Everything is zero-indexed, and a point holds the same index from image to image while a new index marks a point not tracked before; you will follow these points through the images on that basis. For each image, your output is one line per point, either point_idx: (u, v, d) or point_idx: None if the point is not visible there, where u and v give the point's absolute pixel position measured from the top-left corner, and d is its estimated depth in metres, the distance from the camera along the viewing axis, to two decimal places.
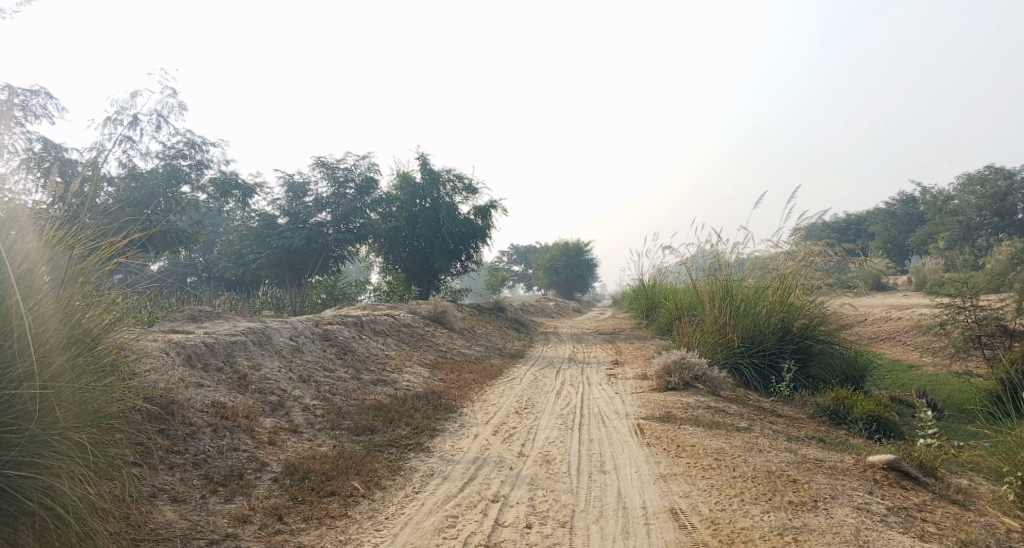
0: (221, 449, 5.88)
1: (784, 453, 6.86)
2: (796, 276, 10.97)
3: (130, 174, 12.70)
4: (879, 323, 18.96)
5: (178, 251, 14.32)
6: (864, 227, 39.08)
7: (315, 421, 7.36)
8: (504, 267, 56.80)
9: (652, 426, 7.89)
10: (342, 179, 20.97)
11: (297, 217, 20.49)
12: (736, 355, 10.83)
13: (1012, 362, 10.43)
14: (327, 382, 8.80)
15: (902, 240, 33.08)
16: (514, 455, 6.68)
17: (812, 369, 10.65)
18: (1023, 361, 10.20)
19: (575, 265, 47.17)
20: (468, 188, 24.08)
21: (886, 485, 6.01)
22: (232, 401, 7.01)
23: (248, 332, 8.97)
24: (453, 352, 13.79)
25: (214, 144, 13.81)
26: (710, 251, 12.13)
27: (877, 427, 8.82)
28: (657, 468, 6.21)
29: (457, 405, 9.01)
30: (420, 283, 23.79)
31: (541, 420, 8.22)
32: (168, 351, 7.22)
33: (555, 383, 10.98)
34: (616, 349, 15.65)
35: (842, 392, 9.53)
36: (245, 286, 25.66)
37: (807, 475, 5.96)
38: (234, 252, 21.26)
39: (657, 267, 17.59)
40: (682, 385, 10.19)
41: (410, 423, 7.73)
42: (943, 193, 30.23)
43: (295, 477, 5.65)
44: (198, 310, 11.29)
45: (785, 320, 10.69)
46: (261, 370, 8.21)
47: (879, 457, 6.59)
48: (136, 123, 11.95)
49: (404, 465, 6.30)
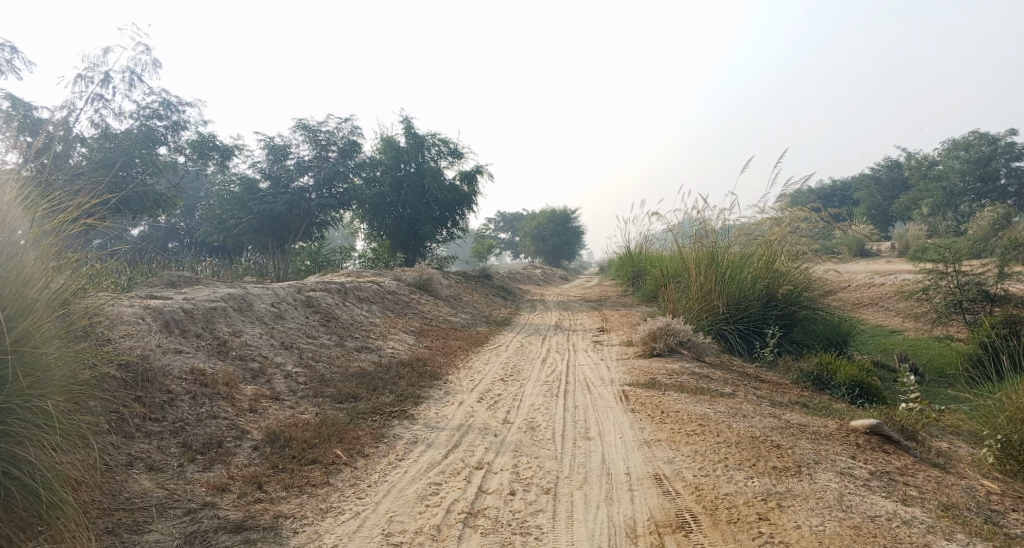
0: (200, 417, 5.78)
1: (768, 418, 6.88)
2: (782, 241, 10.94)
3: (103, 134, 12.33)
4: (863, 289, 19.06)
5: (156, 215, 14.00)
6: (849, 193, 39.13)
7: (297, 388, 7.27)
8: (490, 234, 56.61)
9: (637, 392, 7.88)
10: (325, 143, 20.56)
11: (278, 182, 20.14)
12: (721, 322, 10.77)
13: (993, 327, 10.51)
14: (310, 349, 8.69)
15: (886, 206, 33.21)
16: (498, 422, 6.64)
17: (796, 334, 10.74)
18: (1003, 326, 10.29)
19: (561, 232, 47.05)
20: (454, 152, 23.67)
21: (869, 449, 6.04)
22: (211, 368, 6.89)
23: (228, 298, 8.80)
24: (438, 319, 13.71)
25: (191, 104, 13.38)
26: (696, 217, 12.03)
27: (860, 392, 8.88)
28: (642, 434, 6.19)
29: (442, 372, 8.95)
30: (406, 250, 23.57)
31: (526, 387, 8.19)
32: (145, 317, 7.05)
33: (540, 350, 10.95)
34: (602, 316, 15.65)
35: (826, 357, 9.57)
36: (228, 253, 25.38)
37: (791, 440, 5.97)
38: (216, 217, 20.91)
39: (643, 235, 17.53)
40: (668, 351, 10.20)
41: (395, 391, 7.66)
42: (928, 159, 30.23)
43: (275, 444, 5.57)
44: (177, 276, 11.07)
45: (770, 286, 10.70)
46: (241, 336, 8.07)
47: (862, 421, 6.62)
48: (107, 80, 11.55)
49: (387, 432, 6.23)
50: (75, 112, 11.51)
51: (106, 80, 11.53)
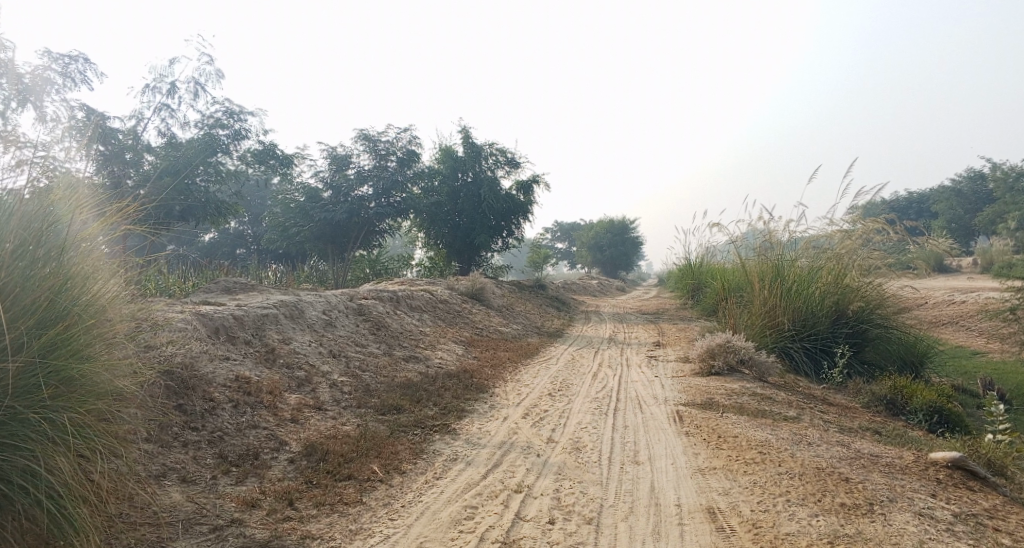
0: (240, 426, 5.72)
1: (836, 447, 6.34)
2: (852, 255, 10.27)
3: (170, 143, 12.67)
4: (941, 307, 17.85)
5: (219, 223, 14.26)
6: (927, 205, 37.09)
7: (342, 398, 7.16)
8: (548, 245, 56.34)
9: (692, 413, 7.46)
10: (384, 152, 20.71)
11: (339, 190, 20.42)
12: (786, 339, 10.22)
13: None
14: (357, 358, 8.61)
15: (968, 220, 31.32)
16: (543, 441, 6.35)
17: (867, 354, 10.03)
18: None
19: (620, 242, 46.32)
20: (511, 162, 23.53)
21: (952, 487, 5.45)
22: (257, 376, 6.87)
23: (280, 305, 8.83)
24: (490, 329, 13.53)
25: (253, 113, 13.56)
26: (762, 229, 11.48)
27: (940, 420, 8.20)
28: (696, 461, 5.79)
29: (489, 385, 8.71)
30: (461, 260, 23.53)
31: (575, 403, 7.87)
32: (195, 322, 7.08)
33: (592, 364, 10.60)
34: (659, 330, 15.13)
35: (900, 380, 8.89)
36: (291, 259, 26.04)
37: (861, 474, 5.45)
38: (278, 225, 21.43)
39: (704, 247, 16.94)
40: (727, 369, 9.67)
41: (439, 403, 7.46)
42: (1016, 170, 28.31)
43: (311, 458, 5.44)
44: (234, 282, 11.21)
45: (839, 303, 10.03)
46: (291, 343, 8.06)
47: (943, 454, 6.02)
48: (173, 90, 11.83)
49: (428, 448, 6.03)
50: (143, 122, 11.86)
51: (173, 90, 11.82)
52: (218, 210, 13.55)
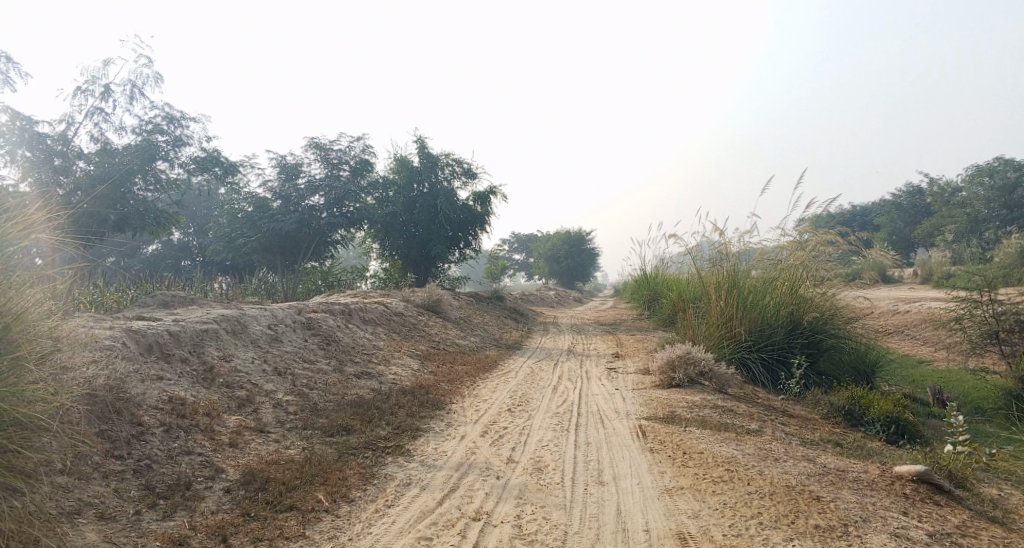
0: (171, 453, 5.23)
1: (803, 462, 6.20)
2: (806, 267, 10.25)
3: (104, 149, 11.87)
4: (888, 317, 18.20)
5: (158, 234, 13.49)
6: (870, 218, 38.19)
7: (286, 419, 6.69)
8: (505, 256, 56.16)
9: (655, 428, 7.23)
10: (336, 161, 20.15)
11: (288, 199, 19.81)
12: (744, 350, 10.12)
13: None
14: (305, 375, 8.12)
15: (908, 233, 32.29)
16: (502, 461, 6.01)
17: (822, 365, 10.01)
18: None
19: (576, 253, 46.50)
20: (467, 172, 23.19)
21: (920, 502, 5.34)
22: (193, 396, 6.36)
23: (221, 320, 8.28)
24: (446, 342, 13.11)
25: (195, 119, 12.84)
26: (716, 240, 11.40)
27: (897, 430, 8.16)
28: (662, 480, 5.55)
29: (445, 401, 8.34)
30: (417, 271, 23.05)
31: (535, 420, 7.55)
32: (125, 339, 6.54)
33: (552, 378, 10.30)
34: (618, 341, 14.94)
35: (857, 390, 8.85)
36: (239, 272, 25.13)
37: (832, 491, 5.30)
38: (224, 236, 20.64)
39: (660, 257, 16.89)
40: (688, 382, 9.51)
41: (392, 422, 7.06)
42: (951, 184, 29.35)
43: (250, 487, 4.99)
44: (171, 295, 10.53)
45: (794, 313, 10.01)
46: (232, 361, 7.54)
47: (908, 467, 5.91)
48: (107, 93, 11.12)
49: (379, 472, 5.64)
50: (74, 126, 11.11)
51: (107, 93, 11.09)
52: (157, 220, 12.76)
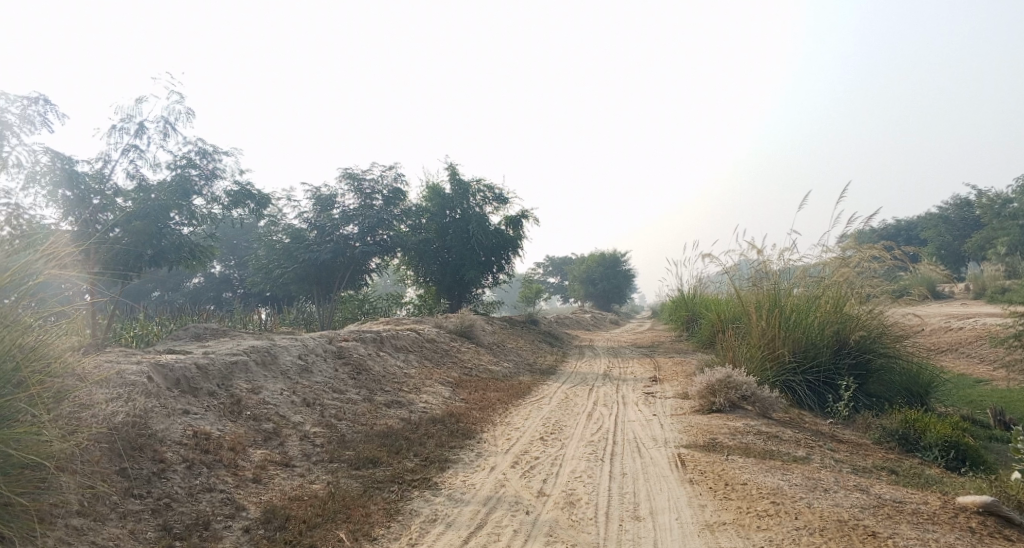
0: (192, 490, 5.15)
1: (855, 493, 5.78)
2: (850, 283, 9.79)
3: (140, 186, 12.08)
4: (940, 334, 17.37)
5: (194, 266, 13.65)
6: (916, 232, 36.91)
7: (312, 452, 6.54)
8: (541, 280, 55.89)
9: (695, 457, 6.88)
10: (369, 191, 20.26)
11: (323, 230, 19.95)
12: (788, 372, 9.65)
13: None
14: (334, 406, 7.99)
15: (958, 247, 31.05)
16: (533, 495, 5.75)
17: (872, 386, 9.50)
18: None
19: (613, 276, 45.94)
20: (499, 198, 23.12)
21: (988, 538, 4.92)
22: (219, 430, 6.27)
23: (251, 351, 8.22)
24: (479, 368, 12.89)
25: (227, 152, 13.01)
26: (755, 258, 10.99)
27: (957, 455, 7.64)
28: (702, 514, 5.24)
29: (476, 430, 8.11)
30: (451, 297, 22.96)
31: (568, 449, 7.26)
32: (152, 373, 6.49)
33: (587, 404, 9.97)
34: (655, 364, 14.53)
35: (911, 413, 8.34)
36: (277, 302, 25.40)
37: (888, 526, 4.91)
38: (262, 267, 20.92)
39: (697, 278, 16.46)
40: (729, 407, 9.08)
41: (420, 454, 6.85)
42: (1001, 196, 28.16)
43: (270, 526, 4.91)
44: (203, 327, 10.53)
45: (840, 332, 9.57)
46: (260, 393, 7.44)
47: (972, 498, 5.50)
48: (142, 131, 11.33)
49: (405, 508, 5.43)
50: (110, 164, 11.34)
51: (141, 130, 11.30)
52: (192, 253, 12.90)
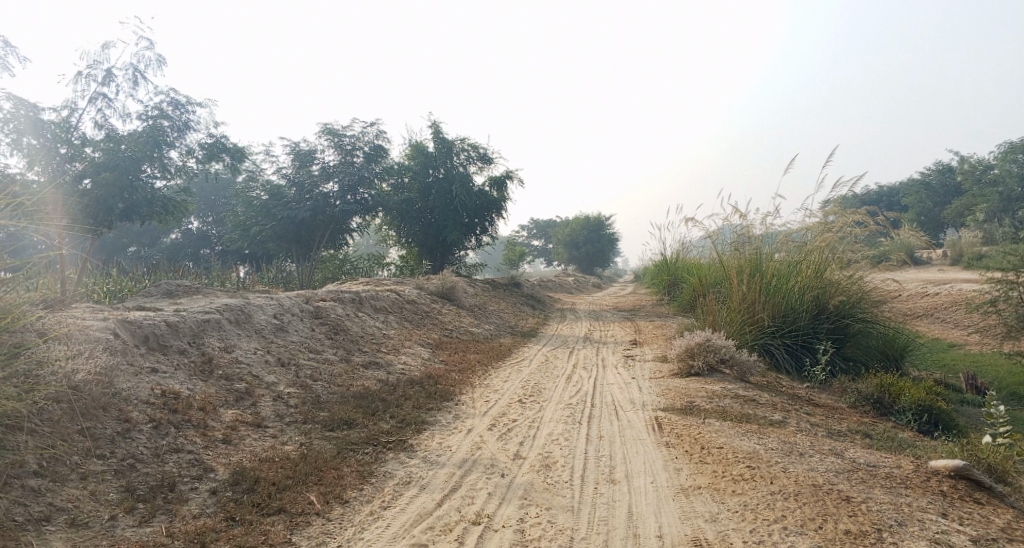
0: (158, 451, 5.03)
1: (830, 457, 5.79)
2: (832, 249, 9.73)
3: (109, 136, 11.64)
4: (916, 299, 17.54)
5: (167, 222, 13.29)
6: (897, 199, 37.09)
7: (286, 413, 6.41)
8: (524, 243, 55.73)
9: (672, 420, 6.86)
10: (349, 147, 19.82)
11: (302, 186, 19.58)
12: (767, 335, 9.65)
13: None
14: (309, 366, 7.85)
15: (937, 213, 31.26)
16: (509, 458, 5.69)
17: (848, 350, 9.55)
18: None
19: (597, 239, 45.87)
20: (483, 157, 22.75)
21: (960, 501, 4.96)
22: (188, 390, 6.12)
23: (224, 309, 8.02)
24: (460, 330, 12.80)
25: (200, 103, 12.54)
26: (738, 222, 10.88)
27: (930, 419, 7.71)
28: (678, 477, 5.22)
29: (455, 392, 8.03)
30: (433, 258, 22.74)
31: (546, 411, 7.20)
32: (119, 330, 6.29)
33: (566, 366, 9.93)
34: (636, 328, 14.54)
35: (887, 377, 8.38)
36: (256, 261, 25.04)
37: (863, 490, 4.91)
38: (239, 224, 20.55)
39: (680, 242, 16.40)
40: (707, 370, 9.09)
41: (396, 416, 6.75)
42: (982, 163, 28.30)
43: (238, 488, 4.82)
44: (176, 284, 10.27)
45: (820, 297, 9.54)
46: (233, 352, 7.27)
47: (945, 462, 5.50)
48: (109, 78, 10.86)
49: (378, 470, 5.35)
50: (77, 112, 10.89)
51: (108, 77, 10.83)
52: (165, 208, 12.53)
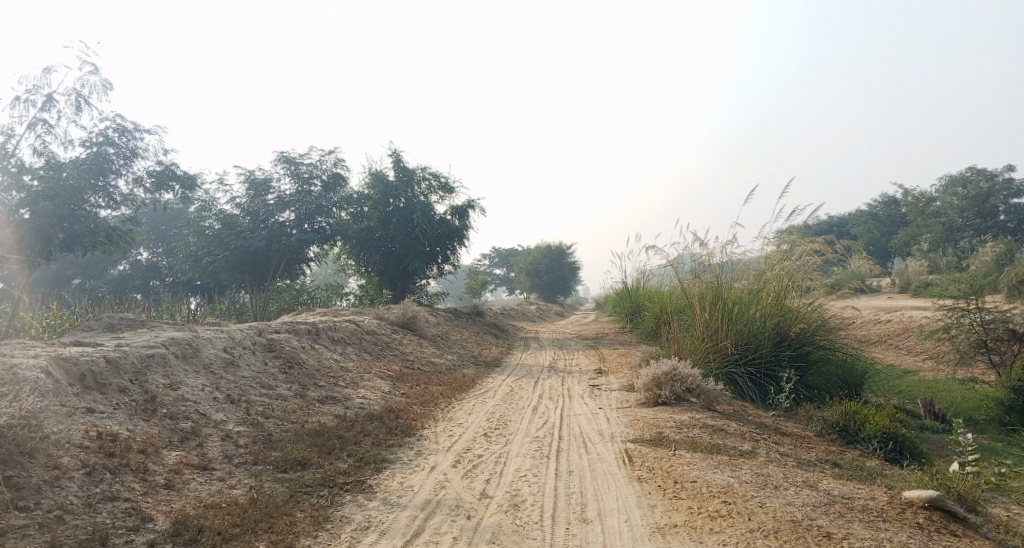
0: (90, 500, 4.62)
1: (804, 489, 5.64)
2: (791, 276, 9.78)
3: (50, 163, 11.09)
4: (870, 326, 17.88)
5: (112, 252, 12.66)
6: (847, 228, 38.18)
7: (235, 454, 5.99)
8: (486, 272, 55.53)
9: (643, 452, 6.65)
10: (307, 176, 19.44)
11: (257, 216, 19.05)
12: (730, 364, 9.59)
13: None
14: (261, 402, 7.42)
15: (885, 242, 32.22)
16: (475, 497, 5.39)
17: (810, 378, 9.52)
18: None
19: (558, 268, 46.01)
20: (444, 186, 22.59)
21: (937, 535, 4.86)
22: (128, 431, 5.67)
23: (170, 343, 7.55)
24: (421, 361, 12.43)
25: (150, 130, 12.07)
26: (699, 249, 10.86)
27: (895, 447, 7.68)
28: (652, 515, 5.00)
29: (417, 426, 7.68)
30: (394, 287, 22.33)
31: (513, 445, 6.92)
32: (50, 368, 5.82)
33: (532, 397, 9.66)
34: (600, 356, 14.40)
35: (851, 405, 8.34)
36: (208, 292, 24.18)
37: (842, 526, 4.78)
38: (190, 253, 19.82)
39: (641, 270, 16.41)
40: (674, 400, 8.94)
41: (354, 454, 6.38)
42: (925, 195, 29.39)
43: (179, 540, 4.44)
44: (118, 317, 9.70)
45: (781, 324, 9.55)
46: (178, 389, 6.81)
47: (918, 493, 5.40)
48: (50, 104, 10.37)
49: (334, 514, 4.99)
50: (14, 138, 10.34)
51: (49, 101, 10.33)
52: (110, 239, 11.93)
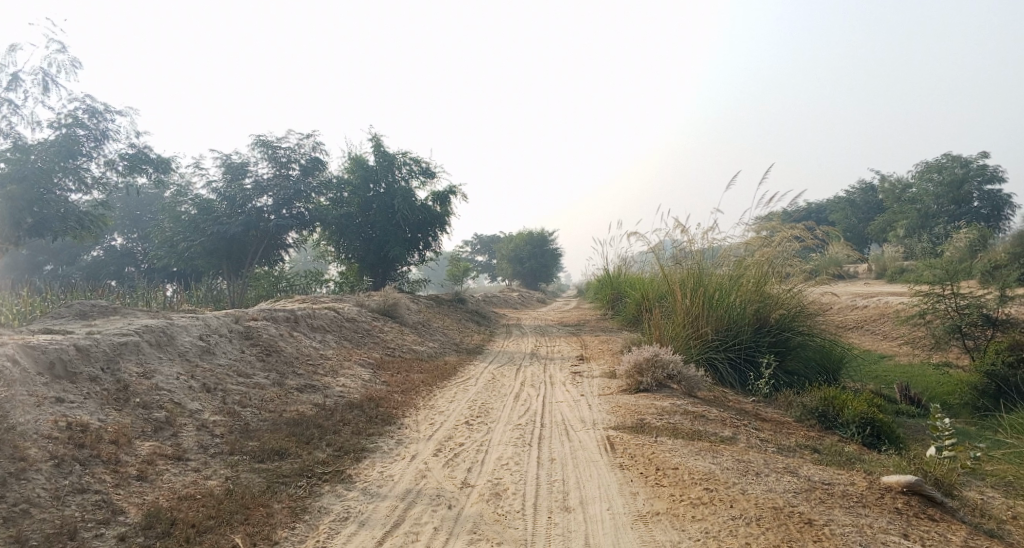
0: (59, 493, 4.49)
1: (785, 475, 5.65)
2: (771, 263, 9.80)
3: (17, 145, 10.77)
4: (847, 312, 18.06)
5: (83, 238, 12.37)
6: (825, 214, 38.50)
7: (211, 444, 5.87)
8: (467, 259, 55.38)
9: (624, 439, 6.63)
10: (285, 160, 19.15)
11: (234, 201, 18.72)
12: (711, 350, 9.61)
13: (998, 352, 9.68)
14: (237, 391, 7.28)
15: (862, 229, 32.53)
16: (456, 486, 5.33)
17: (789, 363, 9.56)
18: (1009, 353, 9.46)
19: (540, 255, 46.02)
20: (425, 171, 22.36)
21: (915, 520, 4.89)
22: (99, 421, 5.52)
23: (144, 330, 7.37)
24: (402, 349, 12.33)
25: (121, 112, 11.76)
26: (681, 236, 10.85)
27: (872, 432, 7.73)
28: (634, 503, 4.98)
29: (397, 414, 7.60)
30: (374, 274, 22.14)
31: (494, 433, 6.87)
32: (17, 357, 5.64)
33: (514, 384, 9.61)
34: (582, 343, 14.41)
35: (830, 390, 8.39)
36: (185, 279, 23.79)
37: (823, 512, 4.80)
38: (165, 239, 19.42)
39: (622, 256, 16.42)
40: (656, 386, 8.93)
41: (333, 443, 6.29)
42: (901, 181, 29.69)
43: (151, 533, 4.34)
44: (89, 304, 9.46)
45: (761, 311, 9.58)
46: (152, 378, 6.65)
47: (896, 478, 5.42)
48: (15, 84, 10.05)
49: (312, 505, 4.90)
50: None
51: (14, 81, 10.02)
52: (81, 224, 11.66)
